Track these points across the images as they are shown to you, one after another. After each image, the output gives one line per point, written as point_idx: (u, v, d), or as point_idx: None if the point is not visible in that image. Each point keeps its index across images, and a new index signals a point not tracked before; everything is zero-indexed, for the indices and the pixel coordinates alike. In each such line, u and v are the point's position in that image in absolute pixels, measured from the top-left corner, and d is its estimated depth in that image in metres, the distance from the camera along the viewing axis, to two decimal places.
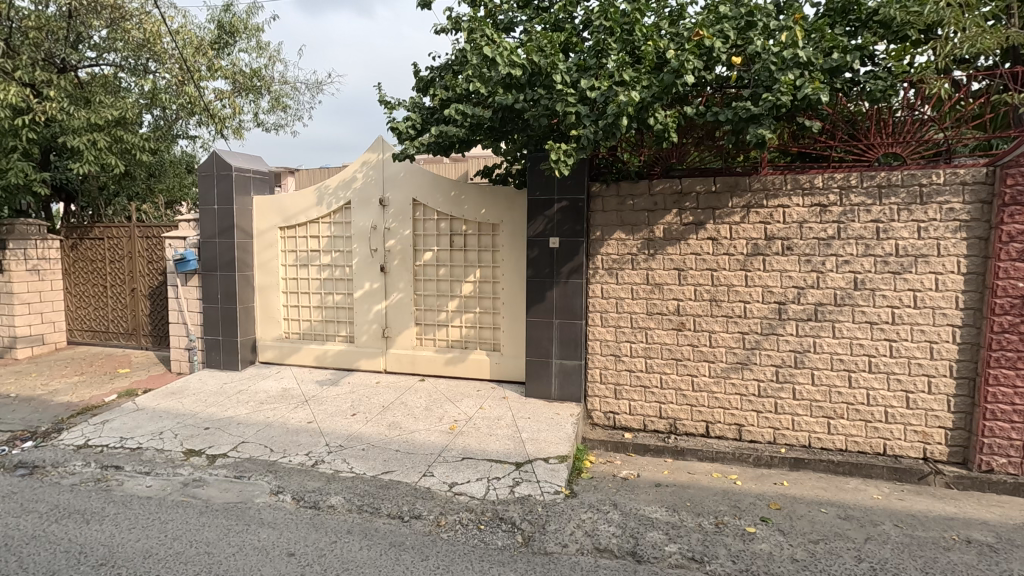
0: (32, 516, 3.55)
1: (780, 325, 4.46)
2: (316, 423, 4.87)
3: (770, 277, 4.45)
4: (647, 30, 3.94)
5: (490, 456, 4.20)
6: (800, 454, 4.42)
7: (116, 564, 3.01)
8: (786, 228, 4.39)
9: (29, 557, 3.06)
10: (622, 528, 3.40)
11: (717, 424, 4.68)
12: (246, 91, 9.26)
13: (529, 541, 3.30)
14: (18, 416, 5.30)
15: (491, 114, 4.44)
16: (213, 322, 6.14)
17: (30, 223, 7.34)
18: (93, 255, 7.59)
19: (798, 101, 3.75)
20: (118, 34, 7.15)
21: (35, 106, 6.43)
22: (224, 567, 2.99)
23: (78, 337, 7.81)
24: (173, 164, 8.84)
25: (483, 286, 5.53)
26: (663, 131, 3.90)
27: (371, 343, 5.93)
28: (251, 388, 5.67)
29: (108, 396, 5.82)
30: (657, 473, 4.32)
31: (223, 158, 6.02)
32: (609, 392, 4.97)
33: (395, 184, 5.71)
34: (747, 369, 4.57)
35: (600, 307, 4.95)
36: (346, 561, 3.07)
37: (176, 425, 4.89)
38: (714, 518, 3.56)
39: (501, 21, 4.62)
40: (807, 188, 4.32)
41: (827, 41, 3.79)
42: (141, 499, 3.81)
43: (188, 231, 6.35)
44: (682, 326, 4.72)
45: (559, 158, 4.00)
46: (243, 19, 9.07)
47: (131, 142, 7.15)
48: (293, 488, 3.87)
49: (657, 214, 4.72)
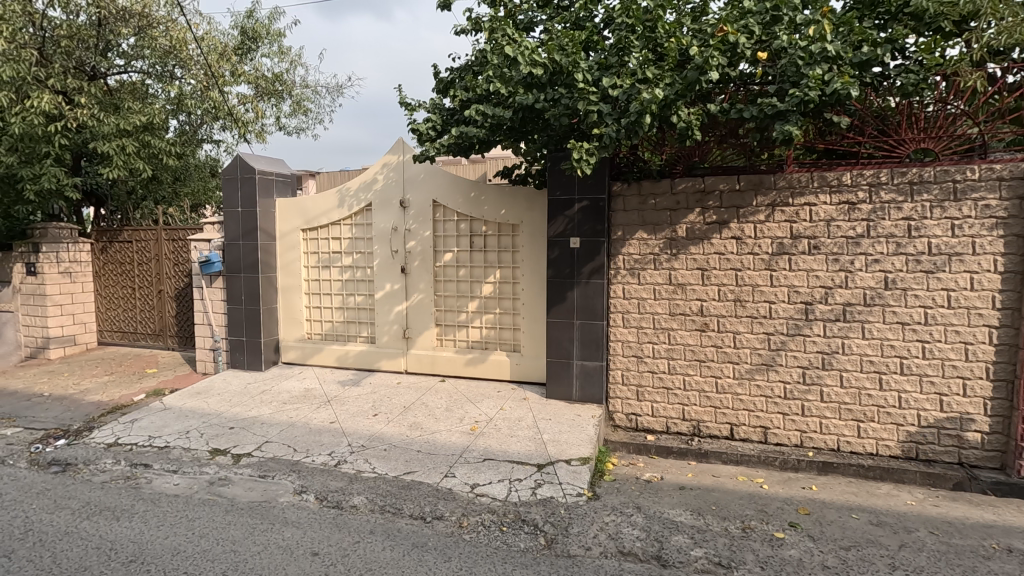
0: (64, 512, 3.64)
1: (807, 325, 4.36)
2: (339, 423, 4.91)
3: (797, 276, 4.36)
4: (670, 26, 3.88)
5: (512, 457, 4.19)
6: (829, 457, 4.31)
7: (146, 560, 3.06)
8: (812, 227, 4.30)
9: (63, 553, 3.13)
10: (646, 532, 3.35)
11: (741, 426, 4.59)
12: (268, 94, 9.41)
13: (552, 543, 3.27)
14: (51, 416, 5.43)
15: (512, 114, 4.38)
16: (238, 322, 6.24)
17: (63, 227, 7.53)
18: (122, 257, 7.77)
19: (827, 96, 3.66)
20: (145, 41, 7.34)
21: (68, 112, 6.61)
22: (251, 566, 3.01)
23: (108, 338, 7.99)
24: (198, 167, 8.95)
25: (503, 287, 5.52)
26: (686, 129, 3.89)
27: (393, 344, 5.96)
28: (275, 388, 5.74)
29: (137, 395, 5.93)
30: (680, 476, 4.25)
31: (248, 161, 6.12)
32: (631, 393, 4.92)
33: (415, 186, 5.73)
34: (772, 371, 4.48)
35: (622, 307, 4.91)
36: (370, 561, 3.07)
37: (202, 425, 4.97)
38: (741, 522, 3.50)
39: (521, 21, 4.60)
40: (836, 185, 4.22)
41: (857, 35, 3.69)
42: (168, 497, 3.87)
43: (213, 233, 6.48)
44: (706, 327, 4.65)
45: (581, 157, 3.97)
46: (265, 24, 9.21)
47: (159, 146, 7.32)
48: (316, 488, 3.90)
49: (680, 213, 4.66)
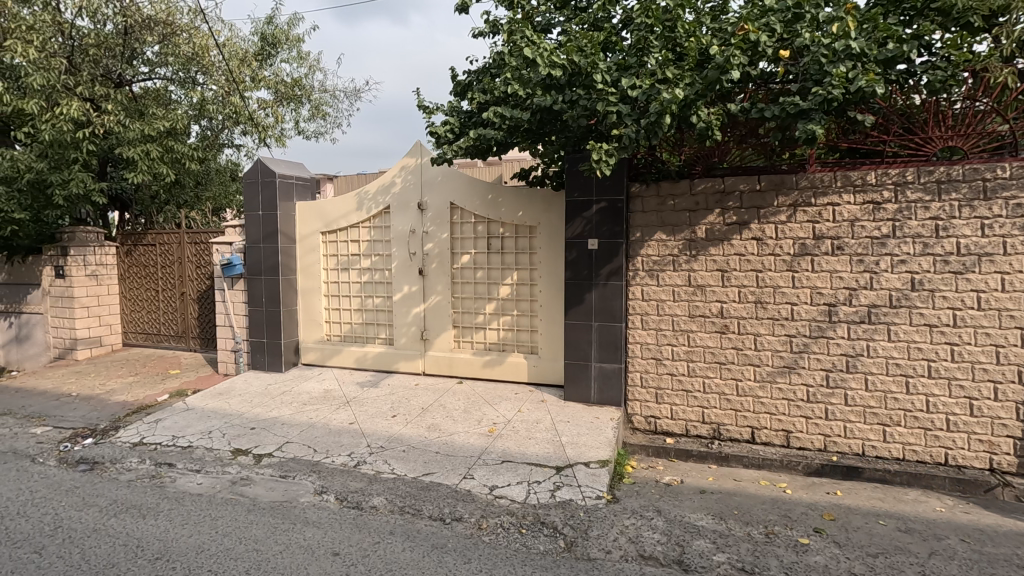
0: (92, 510, 3.72)
1: (830, 328, 4.29)
2: (358, 423, 4.95)
3: (819, 277, 4.29)
4: (690, 26, 3.86)
5: (530, 459, 4.18)
6: (853, 462, 4.23)
7: (171, 558, 3.11)
8: (836, 227, 4.23)
9: (91, 550, 3.19)
10: (667, 536, 3.32)
11: (762, 430, 4.52)
12: (288, 99, 9.55)
13: (572, 546, 3.25)
14: (78, 415, 5.56)
15: (530, 115, 4.37)
16: (259, 324, 6.32)
17: (89, 231, 7.72)
18: (146, 260, 7.94)
19: (852, 94, 3.59)
20: (169, 48, 7.49)
21: (95, 119, 6.77)
22: (273, 565, 3.04)
23: (133, 339, 8.16)
24: (220, 172, 8.92)
25: (520, 288, 5.52)
26: (707, 129, 3.86)
27: (411, 346, 5.99)
28: (295, 389, 5.81)
29: (161, 396, 6.05)
30: (701, 479, 4.20)
31: (268, 165, 6.22)
32: (649, 396, 4.88)
33: (433, 188, 5.76)
34: (794, 373, 4.41)
35: (640, 309, 4.87)
36: (390, 562, 3.09)
37: (224, 425, 5.04)
38: (764, 527, 3.45)
39: (539, 23, 4.61)
40: (860, 185, 4.14)
41: (882, 31, 3.61)
42: (191, 496, 3.93)
43: (234, 236, 6.58)
44: (726, 329, 4.59)
45: (600, 158, 3.94)
46: (284, 30, 9.34)
47: (181, 151, 7.47)
48: (337, 488, 3.93)
49: (699, 214, 4.62)
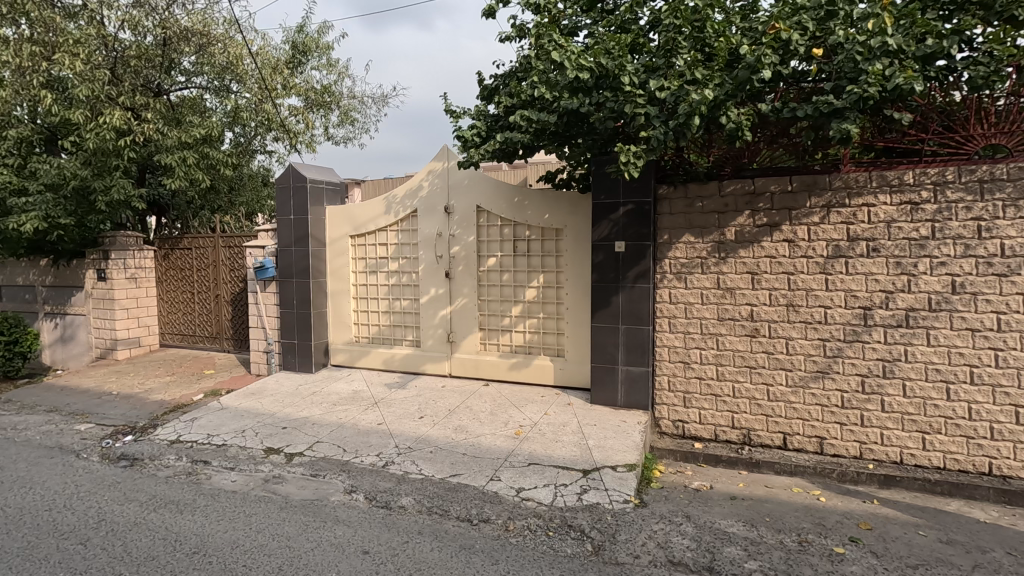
0: (133, 504, 3.85)
1: (866, 332, 4.18)
2: (386, 424, 5.02)
3: (854, 280, 4.18)
4: (719, 26, 3.82)
5: (557, 462, 4.18)
6: (891, 471, 4.10)
7: (208, 553, 3.20)
8: (871, 228, 4.12)
9: (132, 543, 3.31)
10: (697, 542, 3.28)
11: (795, 436, 4.43)
12: (318, 106, 9.75)
13: (600, 549, 3.24)
14: (119, 413, 5.77)
15: (557, 119, 4.39)
16: (290, 325, 6.46)
17: (130, 235, 8.01)
18: (182, 263, 8.19)
19: (889, 92, 3.50)
20: (205, 58, 7.74)
21: (136, 127, 7.03)
22: (305, 562, 3.09)
23: (170, 340, 8.44)
24: (252, 178, 9.15)
25: (547, 291, 5.51)
26: (737, 129, 3.80)
27: (437, 347, 6.05)
28: (325, 389, 5.92)
29: (196, 395, 6.23)
30: (730, 485, 4.13)
31: (299, 170, 6.36)
32: (677, 400, 4.83)
33: (460, 192, 5.81)
34: (828, 379, 4.30)
35: (668, 312, 4.83)
36: (419, 561, 3.12)
37: (257, 424, 5.16)
38: (797, 535, 3.37)
39: (566, 26, 4.61)
40: (897, 185, 4.03)
41: (920, 27, 3.50)
42: (226, 493, 4.04)
43: (267, 240, 6.74)
44: (757, 333, 4.51)
45: (629, 160, 3.90)
46: (314, 38, 9.55)
47: (216, 157, 7.71)
48: (365, 488, 3.99)
49: (728, 215, 4.56)
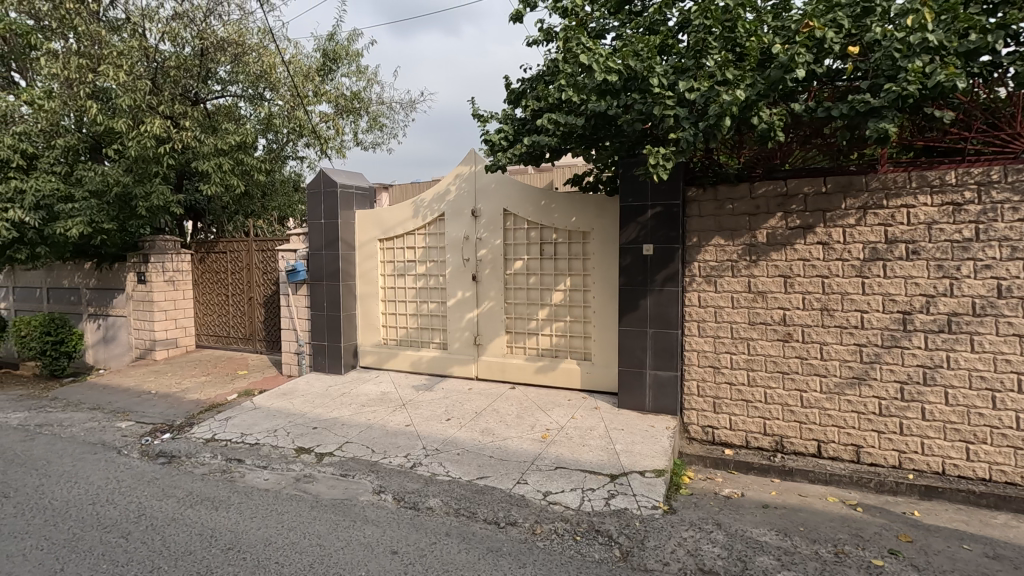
0: (171, 500, 3.97)
1: (905, 337, 4.04)
2: (414, 426, 5.07)
3: (892, 283, 4.06)
4: (751, 25, 3.77)
5: (584, 466, 4.15)
6: (932, 481, 3.95)
7: (242, 549, 3.27)
8: (911, 230, 3.99)
9: (170, 537, 3.41)
10: (728, 550, 3.22)
11: (830, 444, 4.30)
12: (347, 112, 9.93)
13: (628, 555, 3.21)
14: (158, 412, 5.96)
15: (584, 121, 4.38)
16: (320, 327, 6.58)
17: (168, 240, 8.27)
18: (217, 266, 8.43)
19: (929, 90, 3.39)
20: (240, 67, 7.96)
21: (175, 135, 7.28)
22: (335, 561, 3.14)
23: (205, 341, 8.69)
24: (284, 183, 9.37)
25: (573, 294, 5.49)
26: (769, 130, 3.74)
27: (464, 350, 6.08)
28: (354, 391, 6.01)
29: (230, 395, 6.40)
30: (762, 493, 4.04)
31: (329, 175, 6.49)
32: (707, 405, 4.75)
33: (487, 196, 5.84)
34: (864, 385, 4.18)
35: (697, 316, 4.76)
36: (446, 562, 3.14)
37: (288, 424, 5.27)
38: (832, 546, 3.28)
39: (593, 29, 4.61)
40: (938, 185, 3.90)
41: (962, 22, 3.37)
42: (259, 491, 4.13)
43: (298, 243, 6.89)
44: (790, 337, 4.41)
45: (657, 162, 3.85)
46: (344, 46, 9.75)
47: (250, 164, 7.92)
48: (394, 489, 4.03)
49: (760, 217, 4.48)
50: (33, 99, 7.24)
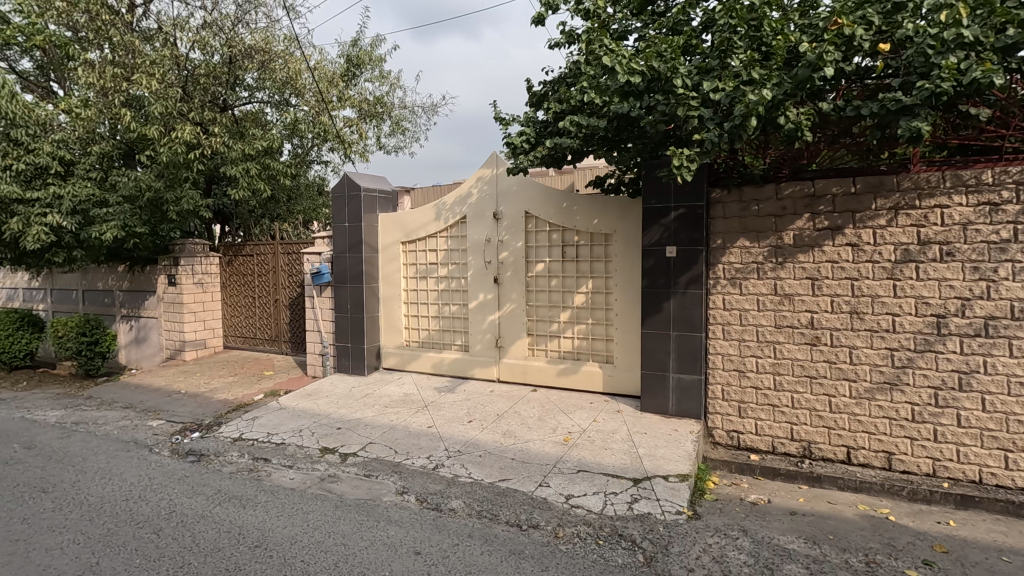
0: (200, 498, 4.06)
1: (939, 341, 3.93)
2: (436, 427, 5.10)
3: (925, 286, 3.95)
4: (777, 24, 3.71)
5: (607, 470, 4.12)
6: (968, 490, 3.83)
7: (269, 547, 3.33)
8: (945, 231, 3.87)
9: (200, 534, 3.49)
10: (755, 557, 3.16)
11: (860, 450, 4.20)
12: (370, 116, 10.06)
13: (652, 561, 3.17)
14: (187, 411, 6.11)
15: (607, 123, 4.36)
16: (344, 329, 6.67)
17: (197, 243, 8.47)
18: (244, 269, 8.61)
19: (965, 87, 3.29)
20: (267, 74, 8.13)
21: (204, 141, 7.47)
22: (359, 560, 3.18)
23: (233, 342, 8.87)
24: (308, 187, 9.53)
25: (595, 297, 5.47)
26: (795, 130, 3.68)
27: (486, 352, 6.10)
28: (377, 392, 6.08)
29: (256, 395, 6.53)
30: (790, 500, 3.96)
31: (353, 179, 6.58)
32: (732, 410, 4.68)
33: (508, 198, 5.85)
34: (896, 391, 4.07)
35: (722, 318, 4.70)
36: (469, 564, 3.15)
37: (313, 424, 5.35)
38: (863, 555, 3.20)
39: (616, 30, 4.59)
40: (973, 185, 3.78)
41: (999, 16, 3.25)
42: (285, 490, 4.20)
43: (322, 246, 6.99)
44: (817, 341, 4.32)
45: (682, 163, 3.79)
46: (368, 51, 9.89)
47: (276, 168, 8.08)
48: (417, 489, 4.07)
49: (786, 218, 4.40)
50: (71, 108, 7.50)
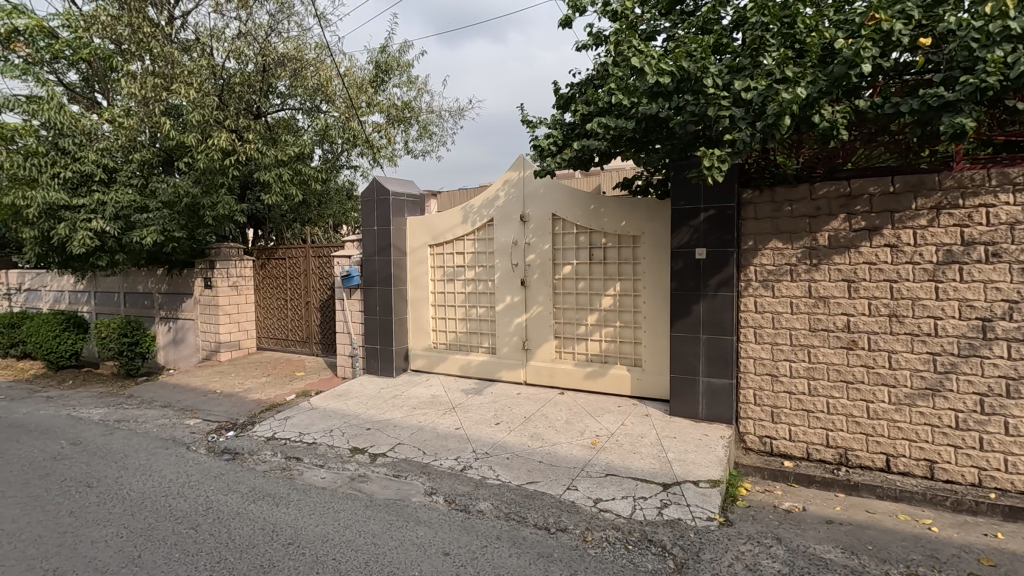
0: (236, 495, 4.17)
1: (985, 346, 3.77)
2: (464, 429, 5.13)
3: (969, 288, 3.80)
4: (811, 21, 3.64)
5: (635, 474, 4.08)
6: (1017, 502, 3.67)
7: (301, 544, 3.40)
8: (990, 231, 3.73)
9: (235, 530, 3.58)
10: (789, 566, 3.09)
11: (900, 458, 4.07)
12: (399, 121, 10.20)
13: (683, 567, 3.12)
14: (222, 410, 6.28)
15: (635, 124, 4.31)
16: (373, 331, 6.77)
17: (232, 247, 8.71)
18: (277, 271, 8.81)
19: (1011, 82, 3.16)
20: (299, 81, 8.32)
21: (239, 148, 7.69)
22: (389, 559, 3.21)
23: (265, 343, 9.08)
24: (338, 191, 9.71)
25: (623, 299, 5.43)
26: (831, 129, 3.59)
27: (513, 354, 6.11)
28: (405, 393, 6.14)
29: (288, 395, 6.67)
30: (826, 508, 3.85)
31: (382, 184, 6.68)
32: (765, 415, 4.59)
33: (535, 200, 5.86)
34: (938, 397, 3.92)
35: (753, 321, 4.61)
36: (497, 566, 3.16)
37: (343, 425, 5.44)
38: (904, 567, 3.09)
39: (644, 30, 4.55)
40: (1020, 183, 3.64)
41: None
42: (317, 489, 4.28)
43: (352, 250, 7.11)
44: (854, 345, 4.20)
45: (712, 164, 3.73)
46: (396, 57, 10.03)
47: (308, 173, 8.26)
48: (445, 491, 4.09)
49: (821, 219, 4.29)
50: (114, 118, 7.82)
